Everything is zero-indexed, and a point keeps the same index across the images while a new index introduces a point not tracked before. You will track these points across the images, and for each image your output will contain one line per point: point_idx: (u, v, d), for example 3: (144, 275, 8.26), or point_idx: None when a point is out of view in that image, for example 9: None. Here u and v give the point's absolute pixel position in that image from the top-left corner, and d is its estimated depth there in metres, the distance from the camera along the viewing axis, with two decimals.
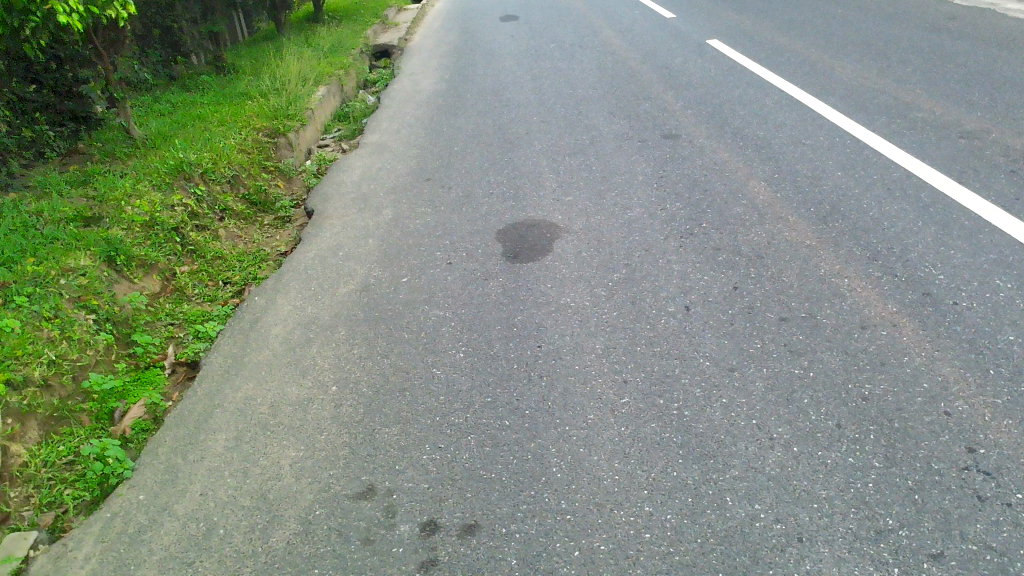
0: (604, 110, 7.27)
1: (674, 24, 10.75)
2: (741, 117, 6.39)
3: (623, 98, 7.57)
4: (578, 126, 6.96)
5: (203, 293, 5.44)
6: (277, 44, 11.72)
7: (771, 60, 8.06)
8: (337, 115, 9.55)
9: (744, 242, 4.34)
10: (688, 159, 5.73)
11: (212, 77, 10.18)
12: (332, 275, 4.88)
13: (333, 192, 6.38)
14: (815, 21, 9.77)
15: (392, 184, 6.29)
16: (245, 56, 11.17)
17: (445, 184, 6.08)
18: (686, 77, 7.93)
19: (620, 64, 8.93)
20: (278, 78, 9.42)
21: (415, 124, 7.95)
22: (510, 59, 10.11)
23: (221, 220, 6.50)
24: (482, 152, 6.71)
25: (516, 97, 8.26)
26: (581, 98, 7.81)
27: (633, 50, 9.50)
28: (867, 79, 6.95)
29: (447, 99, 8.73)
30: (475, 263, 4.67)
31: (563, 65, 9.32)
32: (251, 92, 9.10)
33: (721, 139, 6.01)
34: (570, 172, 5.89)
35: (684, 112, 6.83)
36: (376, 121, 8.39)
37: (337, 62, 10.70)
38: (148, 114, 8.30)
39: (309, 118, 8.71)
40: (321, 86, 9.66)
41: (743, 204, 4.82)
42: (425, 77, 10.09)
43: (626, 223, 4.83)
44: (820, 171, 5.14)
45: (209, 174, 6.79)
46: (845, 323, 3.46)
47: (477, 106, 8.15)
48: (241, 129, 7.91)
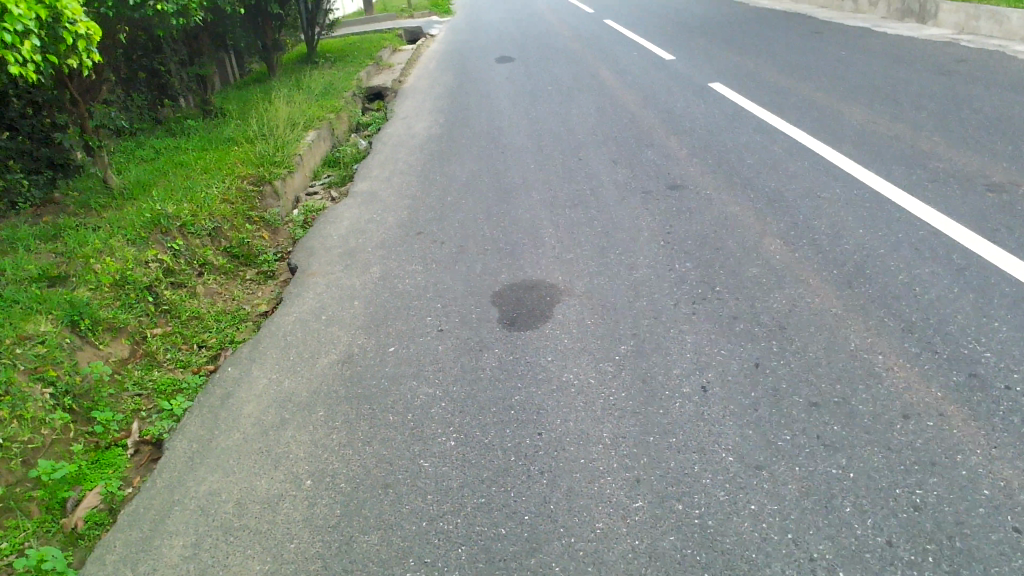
0: (605, 158, 6.95)
1: (674, 65, 10.50)
2: (750, 166, 6.06)
3: (624, 145, 7.25)
4: (578, 174, 6.63)
5: (176, 358, 5.04)
6: (267, 86, 11.45)
7: (777, 104, 7.76)
8: (327, 161, 9.23)
9: (762, 309, 3.97)
10: (695, 213, 5.39)
11: (198, 120, 9.87)
12: (313, 343, 4.48)
13: (319, 247, 6.02)
14: (819, 62, 9.51)
15: (381, 239, 5.93)
16: (234, 99, 10.88)
17: (437, 239, 5.72)
18: (688, 122, 7.62)
19: (620, 107, 8.64)
20: (265, 123, 9.10)
21: (407, 172, 7.61)
22: (507, 102, 9.82)
23: (199, 276, 6.13)
24: (478, 202, 6.36)
25: (513, 142, 7.94)
26: (580, 144, 7.48)
27: (633, 93, 9.21)
28: (880, 125, 6.64)
29: (441, 144, 8.41)
30: (468, 331, 4.29)
31: (561, 108, 9.03)
32: (238, 137, 8.77)
33: (729, 191, 5.67)
34: (571, 225, 5.55)
35: (689, 160, 6.50)
36: (367, 168, 8.06)
37: (328, 104, 10.41)
38: (128, 162, 7.96)
39: (297, 165, 8.37)
40: (310, 131, 9.34)
41: (758, 264, 4.46)
42: (418, 120, 9.78)
43: (632, 285, 4.47)
44: (840, 227, 4.78)
45: (188, 227, 6.43)
46: (885, 411, 3.07)
47: (473, 153, 7.83)
48: (225, 178, 7.57)
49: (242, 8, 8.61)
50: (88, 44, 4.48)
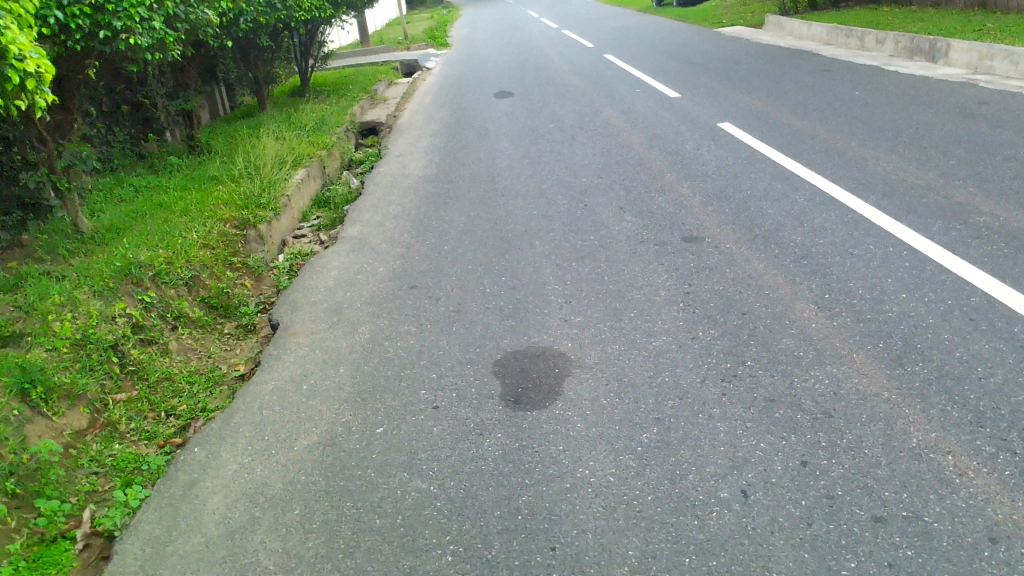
0: (613, 204, 6.51)
1: (680, 104, 10.12)
2: (771, 218, 5.62)
3: (632, 190, 6.81)
4: (585, 222, 6.18)
5: (141, 429, 4.54)
6: (257, 121, 11.03)
7: (793, 148, 7.34)
8: (317, 201, 8.78)
9: (803, 390, 3.50)
10: (716, 271, 4.92)
11: (182, 157, 9.42)
12: (292, 418, 3.98)
13: (303, 301, 5.53)
14: (832, 102, 9.13)
15: (372, 293, 5.46)
16: (222, 133, 10.45)
17: (433, 295, 5.25)
18: (699, 167, 7.20)
19: (626, 148, 8.23)
20: (252, 161, 8.65)
21: (401, 216, 7.15)
22: (506, 141, 9.40)
23: (173, 331, 5.64)
24: (477, 252, 5.90)
25: (514, 185, 7.50)
26: (585, 188, 7.05)
27: (639, 133, 8.80)
28: (907, 173, 6.22)
29: (438, 186, 7.97)
30: (468, 408, 3.80)
31: (564, 149, 8.60)
32: (222, 176, 8.32)
33: (751, 246, 5.21)
34: (579, 281, 5.09)
35: (704, 209, 6.07)
36: (357, 211, 7.59)
37: (319, 140, 9.98)
38: (103, 205, 7.49)
39: (285, 205, 7.90)
40: (299, 169, 8.90)
41: (793, 334, 3.99)
42: (414, 159, 9.35)
43: (651, 356, 4.00)
44: (880, 290, 4.32)
45: (162, 276, 5.94)
46: (966, 532, 2.59)
47: (471, 196, 7.38)
48: (206, 220, 7.10)
49: (230, 42, 8.19)
50: (40, 83, 4.04)
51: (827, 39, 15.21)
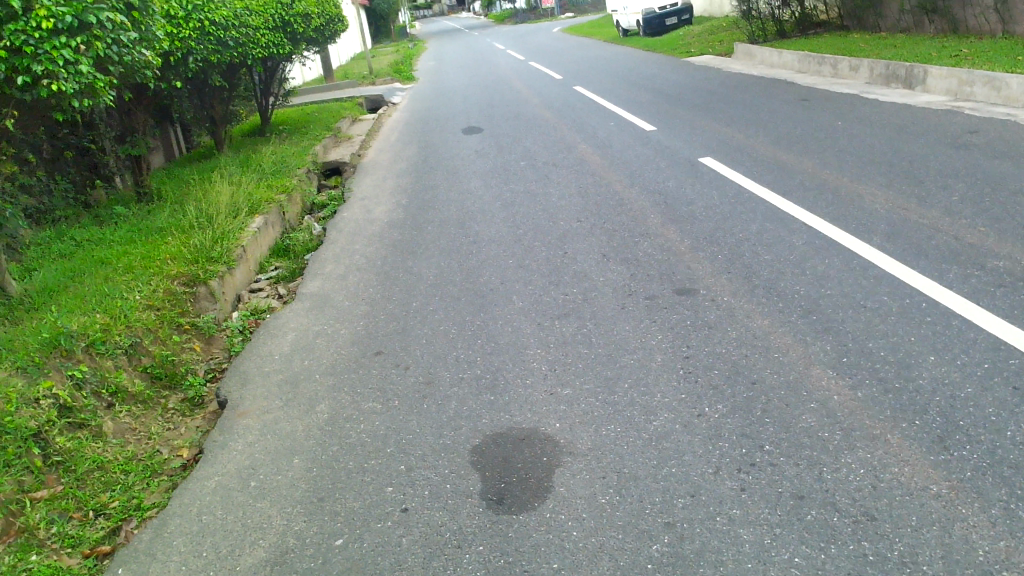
0: (595, 252, 6.01)
1: (657, 138, 9.71)
2: (769, 266, 5.16)
3: (615, 235, 6.32)
4: (566, 273, 5.68)
5: (63, 535, 3.92)
6: (212, 164, 10.45)
7: (782, 185, 6.93)
8: (275, 250, 8.21)
9: (835, 483, 2.98)
10: (715, 329, 4.42)
11: (130, 206, 8.81)
12: (235, 526, 3.39)
13: (255, 372, 4.94)
14: (816, 134, 8.76)
15: (332, 361, 4.89)
16: (174, 179, 9.84)
17: (401, 362, 4.69)
18: (684, 208, 6.74)
19: (604, 188, 7.77)
20: (204, 209, 8.07)
21: (366, 268, 6.60)
22: (477, 182, 8.91)
23: (108, 409, 5.02)
24: (449, 310, 5.36)
25: (487, 231, 6.99)
26: (564, 233, 6.56)
27: (618, 171, 8.35)
28: (909, 212, 5.80)
29: (404, 233, 7.45)
30: (443, 511, 3.23)
31: (539, 189, 8.11)
32: (172, 227, 7.73)
33: (751, 299, 4.72)
34: (564, 344, 4.57)
35: (694, 256, 5.60)
36: (318, 262, 7.03)
37: (278, 184, 9.43)
38: (38, 265, 6.86)
39: (239, 257, 7.32)
40: (256, 216, 8.33)
41: (813, 409, 3.49)
42: (379, 202, 8.82)
43: (653, 439, 3.47)
44: (904, 351, 3.84)
45: (97, 345, 5.32)
46: None
47: (441, 245, 6.85)
48: (151, 278, 6.50)
49: (178, 84, 7.63)
50: None
51: (799, 67, 15.00)
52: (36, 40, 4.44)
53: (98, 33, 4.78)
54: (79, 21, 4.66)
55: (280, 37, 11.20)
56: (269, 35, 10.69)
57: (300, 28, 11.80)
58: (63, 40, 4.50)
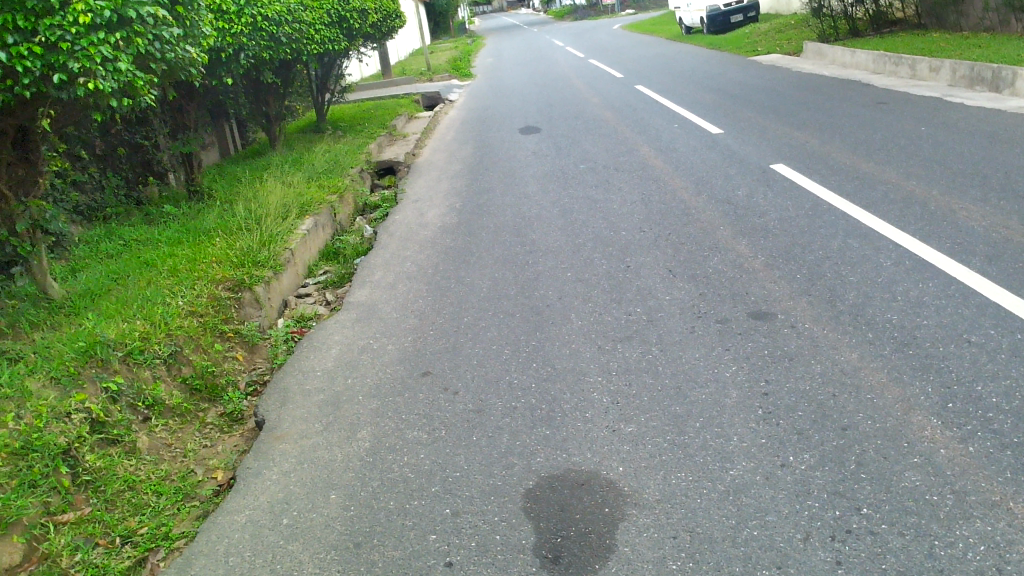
0: (660, 266, 5.60)
1: (725, 142, 9.22)
2: (855, 290, 4.69)
3: (681, 248, 5.90)
4: (629, 289, 5.29)
5: (86, 565, 3.67)
6: (265, 162, 10.27)
7: (863, 197, 6.42)
8: (325, 253, 7.96)
9: (950, 562, 2.55)
10: (796, 362, 3.99)
11: (180, 205, 8.65)
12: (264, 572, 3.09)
13: (295, 390, 4.66)
14: (898, 141, 8.20)
15: (377, 381, 4.58)
16: (225, 177, 9.68)
17: (450, 385, 4.36)
18: (756, 220, 6.28)
19: (669, 195, 7.35)
20: (254, 210, 7.86)
21: (416, 277, 6.29)
22: (534, 185, 8.54)
23: (143, 424, 4.79)
24: (503, 328, 5.01)
25: (544, 240, 6.62)
26: (626, 244, 6.17)
27: (683, 177, 7.91)
28: (1010, 231, 5.27)
29: (458, 239, 7.13)
30: (493, 568, 2.88)
31: (599, 195, 7.72)
32: (220, 228, 7.53)
33: (836, 327, 4.27)
34: (628, 371, 4.17)
35: (769, 274, 5.15)
36: (367, 268, 6.75)
37: (330, 184, 9.20)
38: (83, 266, 6.69)
39: (287, 261, 7.08)
40: (307, 217, 8.09)
41: (916, 465, 3.04)
42: (432, 205, 8.52)
43: (730, 493, 3.06)
44: (1020, 398, 3.37)
45: (135, 355, 5.09)
46: None
47: (495, 253, 6.51)
48: (196, 282, 6.28)
49: (229, 81, 7.41)
50: None
51: (874, 67, 14.30)
52: (73, 35, 4.22)
53: (138, 29, 4.59)
54: (119, 16, 4.48)
55: (336, 33, 10.98)
56: (325, 31, 10.48)
57: (356, 24, 11.58)
58: (102, 35, 4.31)
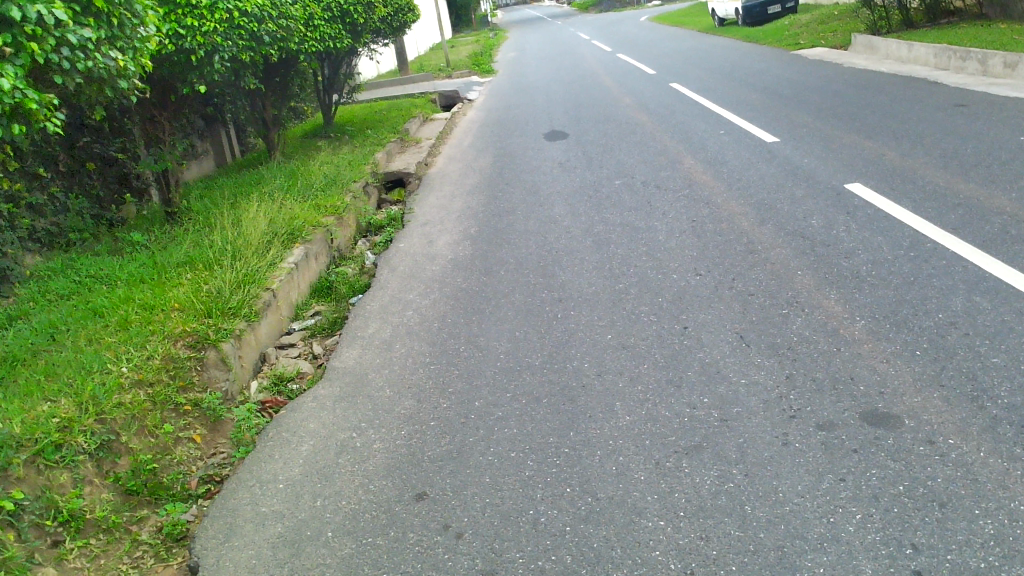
0: (726, 330, 4.37)
1: (783, 154, 7.96)
2: (1008, 380, 3.44)
3: (751, 302, 4.66)
4: (689, 364, 4.08)
5: None
6: (260, 177, 9.14)
7: (975, 233, 5.16)
8: (318, 291, 6.79)
9: None
10: (951, 510, 2.75)
11: (154, 229, 7.51)
12: None
13: (246, 514, 3.48)
14: (994, 154, 6.91)
15: (355, 505, 3.39)
16: (211, 195, 8.54)
17: (454, 521, 3.16)
18: (842, 262, 5.02)
19: (726, 223, 6.13)
20: (233, 238, 6.69)
21: (419, 331, 5.12)
22: (562, 207, 7.33)
23: (52, 552, 3.62)
24: (525, 421, 3.81)
25: (575, 285, 5.41)
26: (678, 293, 4.97)
27: (740, 200, 6.65)
28: None
29: (472, 276, 5.95)
30: None
31: (640, 222, 6.49)
32: (192, 263, 6.38)
33: (995, 447, 3.03)
34: (702, 512, 2.95)
35: (878, 348, 3.92)
36: (359, 317, 5.57)
37: (328, 204, 8.03)
38: (19, 318, 5.57)
39: (268, 305, 5.92)
40: (297, 246, 6.92)
41: None
42: (445, 230, 7.34)
43: None
44: None
45: (47, 454, 3.94)
46: None
47: (515, 301, 5.30)
48: (148, 339, 5.12)
49: (204, 88, 6.27)
50: None
51: (937, 62, 12.94)
52: None
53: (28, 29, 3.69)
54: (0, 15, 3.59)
55: (338, 29, 9.79)
56: (324, 27, 9.30)
57: (361, 19, 10.37)
58: None
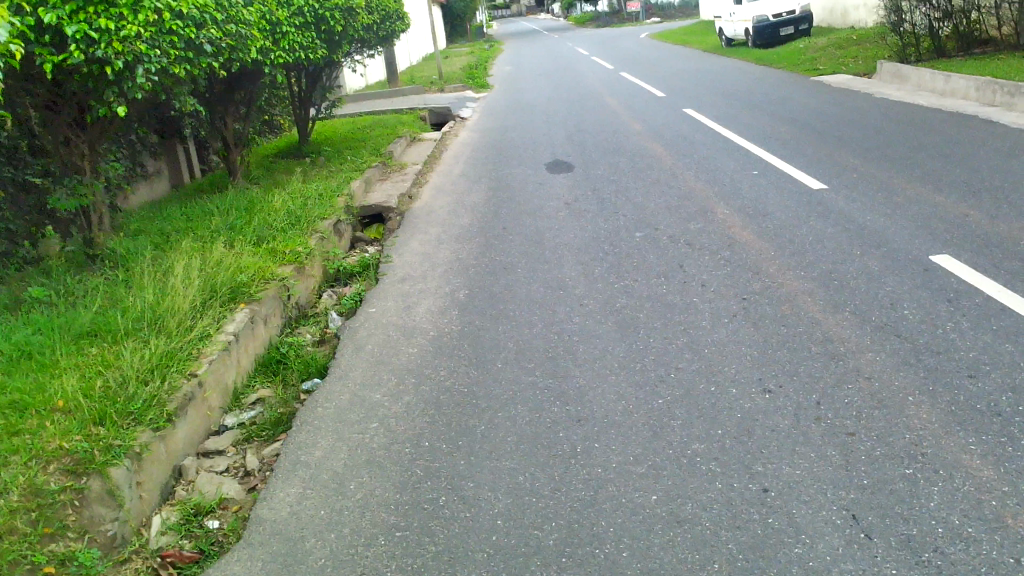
0: (828, 503, 2.99)
1: (838, 207, 6.65)
2: None
3: (853, 451, 3.29)
4: (785, 566, 2.71)
5: None
6: (211, 209, 7.71)
7: None
8: (264, 372, 5.36)
9: None
10: None
11: (66, 274, 6.04)
12: None
13: None
14: None
15: None
16: (148, 233, 7.10)
17: None
18: (968, 384, 3.67)
19: (788, 307, 4.78)
20: (156, 299, 5.24)
21: (385, 458, 3.72)
22: (572, 269, 5.95)
23: None
24: None
25: (600, 395, 4.03)
26: (743, 421, 3.61)
27: (798, 272, 5.30)
28: None
29: (461, 367, 4.57)
30: None
31: (674, 297, 5.14)
32: (98, 332, 4.92)
33: None
34: None
35: None
36: (305, 427, 4.15)
37: (288, 249, 6.61)
38: None
39: (189, 400, 4.48)
40: (239, 310, 5.48)
41: None
42: (428, 290, 5.95)
43: None
44: None
45: None
46: None
47: (517, 418, 3.92)
48: (6, 462, 3.67)
49: (123, 111, 4.86)
50: None
51: (980, 96, 11.71)
52: None
53: None
54: None
55: (311, 38, 8.39)
56: (293, 35, 7.91)
57: (340, 27, 8.97)
58: None
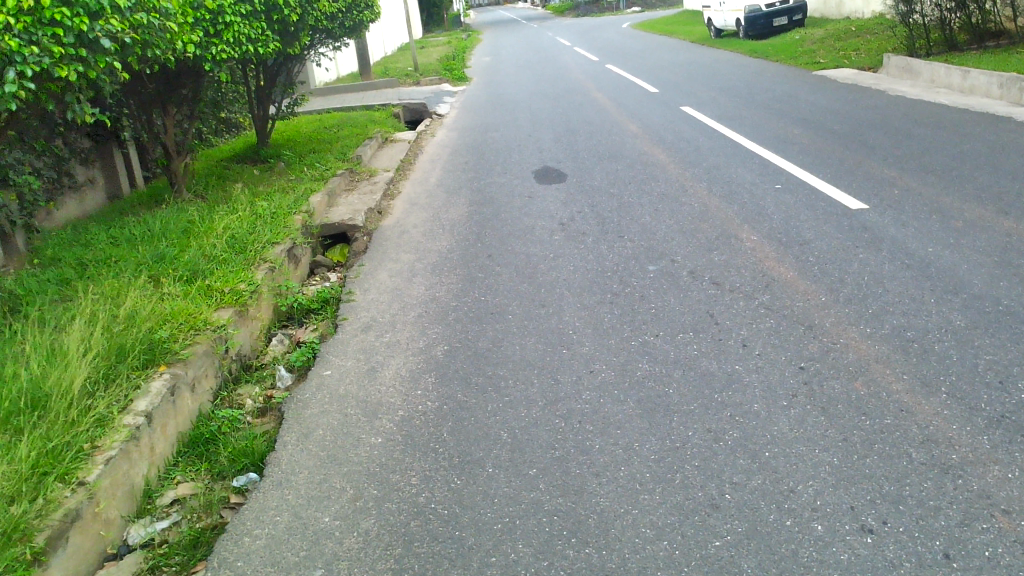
0: None
1: (889, 234, 5.57)
2: None
3: None
4: None
5: None
6: (143, 231, 6.48)
7: None
8: (188, 459, 4.18)
9: None
10: None
11: None
12: None
13: None
14: None
15: None
16: (59, 266, 5.85)
17: None
18: None
19: (863, 383, 3.69)
20: (46, 369, 4.03)
21: None
22: (576, 316, 4.84)
23: None
24: None
25: (631, 530, 2.92)
26: None
27: (864, 330, 4.21)
28: None
29: (438, 471, 3.44)
30: None
31: (710, 365, 4.04)
32: None
33: None
34: None
35: None
36: (223, 573, 3.00)
37: (227, 286, 5.40)
38: None
39: (71, 521, 3.30)
40: (157, 377, 4.28)
41: None
42: (398, 343, 4.81)
43: None
44: None
45: None
46: None
47: (519, 568, 2.80)
48: None
49: None
50: None
51: (1007, 94, 10.70)
52: None
53: None
54: None
55: (260, 29, 7.17)
56: (238, 26, 6.69)
57: (296, 15, 7.76)
58: None
